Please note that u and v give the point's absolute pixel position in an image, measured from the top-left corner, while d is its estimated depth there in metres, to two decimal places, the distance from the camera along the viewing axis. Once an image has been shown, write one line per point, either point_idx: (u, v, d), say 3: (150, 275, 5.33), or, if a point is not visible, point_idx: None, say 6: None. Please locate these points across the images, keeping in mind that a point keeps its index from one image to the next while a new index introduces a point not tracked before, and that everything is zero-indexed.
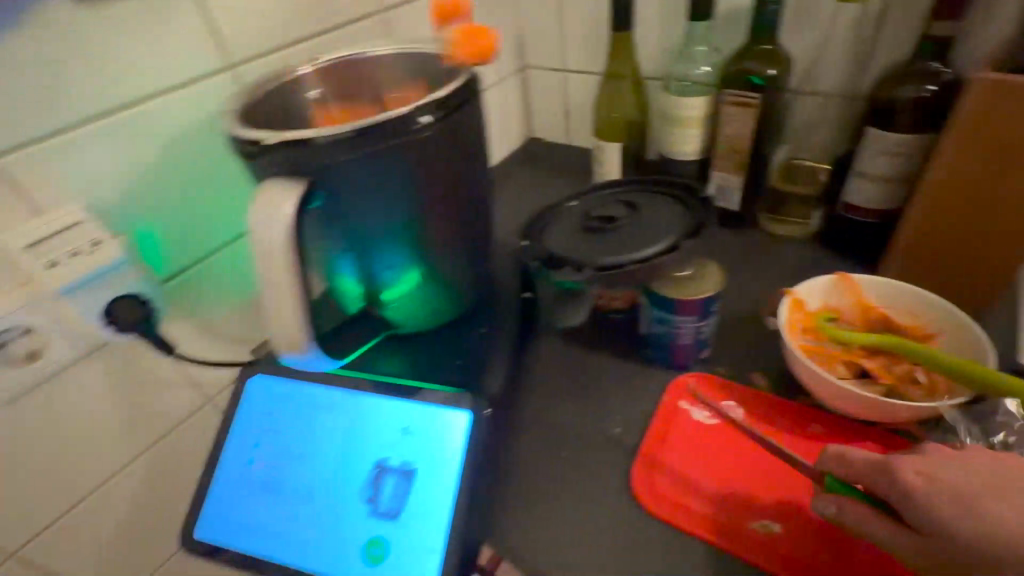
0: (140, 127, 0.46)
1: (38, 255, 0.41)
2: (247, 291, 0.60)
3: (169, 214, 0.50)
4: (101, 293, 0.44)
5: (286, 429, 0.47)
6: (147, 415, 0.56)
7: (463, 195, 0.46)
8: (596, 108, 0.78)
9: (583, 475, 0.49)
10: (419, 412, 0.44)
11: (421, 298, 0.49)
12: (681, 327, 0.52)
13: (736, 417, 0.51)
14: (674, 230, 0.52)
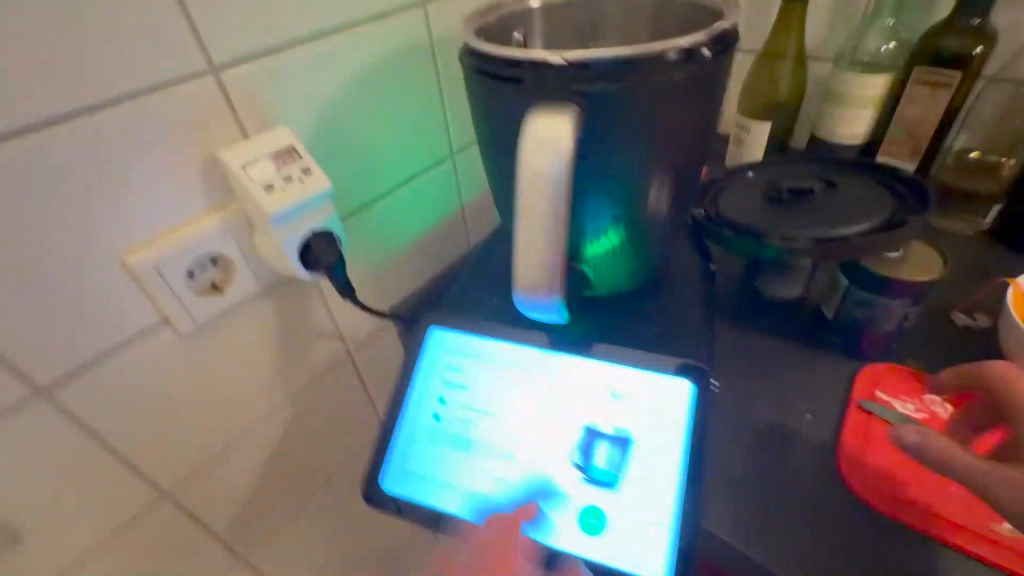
0: (338, 57, 0.45)
1: (256, 178, 0.39)
2: (402, 241, 0.58)
3: (350, 152, 0.49)
4: (301, 226, 0.42)
5: (469, 386, 0.44)
6: (296, 364, 0.53)
7: (705, 157, 0.42)
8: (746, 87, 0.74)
9: (780, 460, 0.45)
10: (629, 376, 0.41)
11: (612, 261, 0.46)
12: (886, 311, 0.48)
13: (944, 412, 0.47)
14: (883, 211, 0.48)
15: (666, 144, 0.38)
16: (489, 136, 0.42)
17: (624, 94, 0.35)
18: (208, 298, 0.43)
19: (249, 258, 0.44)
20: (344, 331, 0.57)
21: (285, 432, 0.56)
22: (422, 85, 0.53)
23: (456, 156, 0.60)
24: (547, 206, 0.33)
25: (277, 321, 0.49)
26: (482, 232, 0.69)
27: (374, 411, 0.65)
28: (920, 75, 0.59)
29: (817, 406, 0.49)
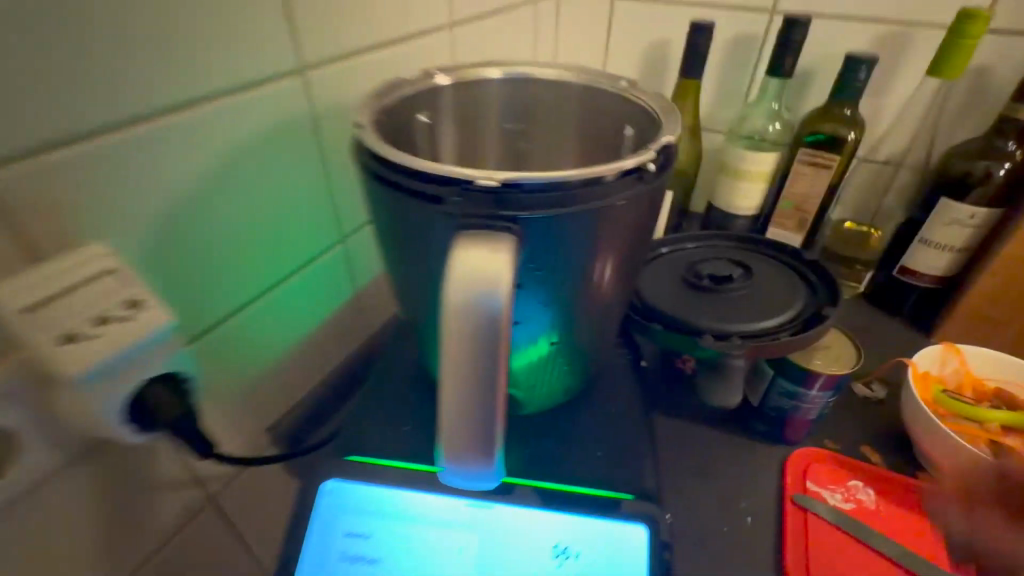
0: (184, 139, 0.33)
1: (49, 328, 0.26)
2: (287, 347, 0.46)
3: (211, 249, 0.37)
4: (128, 380, 0.30)
5: (383, 560, 0.34)
6: (135, 531, 0.40)
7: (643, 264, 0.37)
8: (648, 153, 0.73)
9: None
10: (576, 526, 0.35)
11: (546, 372, 0.40)
12: (810, 400, 0.47)
13: (870, 498, 0.47)
14: (801, 300, 0.48)
15: (606, 260, 0.33)
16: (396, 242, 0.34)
17: (568, 219, 0.28)
18: None
19: (51, 421, 0.30)
20: (206, 472, 0.44)
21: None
22: (305, 160, 0.42)
23: (352, 238, 0.50)
24: (480, 358, 0.26)
25: (101, 488, 0.36)
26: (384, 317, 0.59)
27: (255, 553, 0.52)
28: (806, 156, 0.62)
29: (754, 505, 0.46)
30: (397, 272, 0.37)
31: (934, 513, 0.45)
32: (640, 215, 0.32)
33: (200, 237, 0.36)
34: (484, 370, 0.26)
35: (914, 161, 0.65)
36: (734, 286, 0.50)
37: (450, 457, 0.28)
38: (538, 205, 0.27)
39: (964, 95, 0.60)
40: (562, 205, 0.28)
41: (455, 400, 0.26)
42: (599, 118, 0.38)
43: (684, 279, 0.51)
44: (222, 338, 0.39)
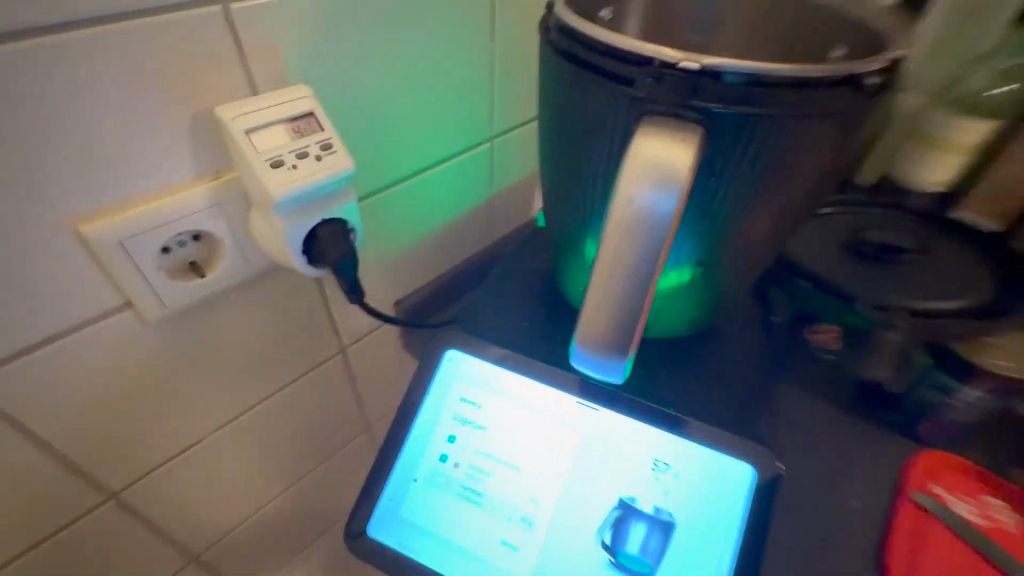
0: (381, 11, 0.36)
1: (260, 149, 0.30)
2: (427, 229, 0.51)
3: (377, 117, 0.40)
4: (309, 215, 0.34)
5: (490, 428, 0.37)
6: (281, 359, 0.46)
7: (823, 196, 0.34)
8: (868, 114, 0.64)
9: (830, 550, 0.40)
10: (677, 448, 0.35)
11: (676, 294, 0.38)
12: (965, 400, 0.42)
13: (1009, 523, 0.41)
14: (988, 286, 0.42)
15: (794, 177, 0.30)
16: (556, 132, 0.34)
17: (770, 119, 0.26)
18: (181, 282, 0.35)
19: (241, 240, 0.36)
20: (338, 325, 0.49)
21: (257, 432, 0.49)
22: (480, 53, 0.44)
23: (499, 139, 0.52)
24: (632, 252, 0.27)
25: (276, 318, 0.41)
26: (511, 226, 0.61)
27: (361, 412, 0.59)
28: None
29: (865, 495, 0.43)
30: (552, 170, 0.38)
31: None
32: (851, 105, 0.27)
33: (378, 112, 0.40)
34: (632, 264, 0.27)
35: None
36: (908, 258, 0.44)
37: (581, 343, 0.29)
38: (739, 100, 0.25)
39: None
40: (768, 103, 0.26)
41: (599, 289, 0.28)
42: (797, 36, 0.34)
43: (845, 239, 0.46)
44: (378, 205, 0.45)
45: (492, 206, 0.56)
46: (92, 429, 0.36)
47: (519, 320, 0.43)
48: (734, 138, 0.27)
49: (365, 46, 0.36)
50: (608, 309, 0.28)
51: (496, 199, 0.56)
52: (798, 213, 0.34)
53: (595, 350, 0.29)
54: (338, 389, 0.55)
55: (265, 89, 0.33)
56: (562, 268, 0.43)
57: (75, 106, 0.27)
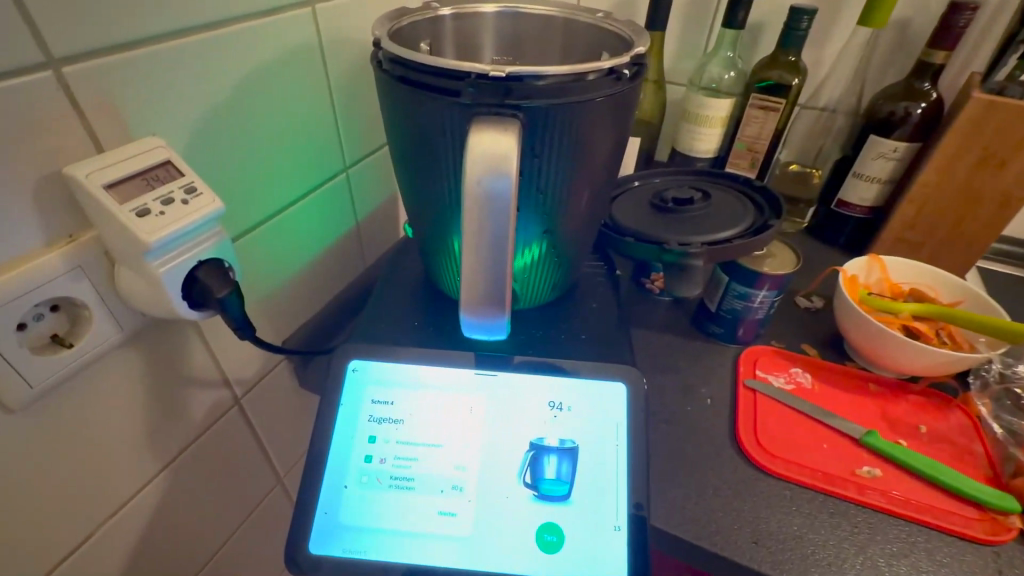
0: (212, 59, 0.38)
1: (124, 203, 0.31)
2: (304, 262, 0.53)
3: (233, 159, 0.42)
4: (183, 258, 0.34)
5: (406, 419, 0.41)
6: (174, 421, 0.44)
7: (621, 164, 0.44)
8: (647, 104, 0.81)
9: (698, 441, 0.50)
10: (567, 386, 0.42)
11: (538, 268, 0.46)
12: (759, 300, 0.55)
13: (806, 381, 0.56)
14: (748, 214, 0.57)
15: (593, 152, 0.39)
16: (404, 148, 0.40)
17: (563, 110, 0.34)
18: (46, 356, 0.33)
19: (108, 299, 0.35)
20: (230, 375, 0.49)
21: (159, 510, 0.46)
22: (317, 92, 0.48)
23: (353, 169, 0.56)
24: (490, 229, 0.32)
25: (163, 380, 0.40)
26: (381, 248, 0.65)
27: (269, 462, 0.58)
28: (755, 100, 0.70)
29: (713, 391, 0.55)
30: (407, 182, 0.43)
31: (855, 388, 0.55)
32: (614, 89, 0.36)
33: (232, 154, 0.42)
34: (494, 240, 0.33)
35: (850, 109, 0.74)
36: (694, 205, 0.57)
37: (468, 314, 0.35)
38: (538, 95, 0.33)
39: (888, 47, 0.69)
40: (558, 96, 0.34)
41: (471, 263, 0.33)
42: (574, 46, 0.44)
43: (651, 203, 0.59)
44: (251, 244, 0.46)
45: (360, 232, 0.60)
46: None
47: (408, 321, 0.48)
48: (543, 126, 0.35)
49: (208, 96, 0.39)
50: (483, 277, 0.34)
51: (362, 224, 0.60)
52: (606, 182, 0.44)
53: (480, 314, 0.35)
54: (240, 442, 0.53)
55: (112, 146, 0.33)
56: (437, 269, 0.48)
57: None
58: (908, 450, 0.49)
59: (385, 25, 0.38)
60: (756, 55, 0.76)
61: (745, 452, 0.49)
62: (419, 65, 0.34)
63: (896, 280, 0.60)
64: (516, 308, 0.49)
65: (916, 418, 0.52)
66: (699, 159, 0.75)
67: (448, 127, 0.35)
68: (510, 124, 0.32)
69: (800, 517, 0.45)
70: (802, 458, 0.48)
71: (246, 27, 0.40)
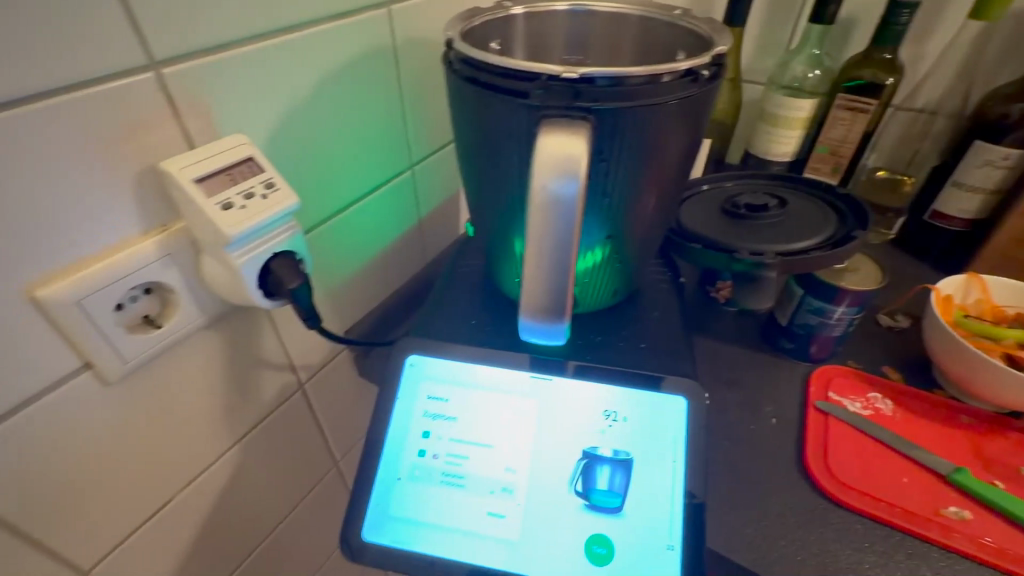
0: (295, 60, 0.40)
1: (211, 196, 0.33)
2: (368, 257, 0.54)
3: (309, 155, 0.44)
4: (261, 250, 0.36)
5: (459, 417, 0.41)
6: (245, 401, 0.47)
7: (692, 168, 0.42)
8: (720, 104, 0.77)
9: (761, 462, 0.47)
10: (624, 395, 0.40)
11: (599, 273, 0.45)
12: (836, 317, 0.52)
13: (886, 408, 0.52)
14: (829, 224, 0.53)
15: (663, 155, 0.38)
16: (471, 148, 0.40)
17: (635, 111, 0.33)
18: (140, 335, 0.36)
19: (193, 285, 0.38)
20: (297, 361, 0.51)
21: (230, 483, 0.49)
22: (388, 91, 0.50)
23: (419, 167, 0.57)
24: (554, 232, 0.32)
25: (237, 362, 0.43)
26: (442, 244, 0.66)
27: (328, 446, 0.61)
28: (842, 100, 0.65)
29: (780, 411, 0.52)
30: (472, 182, 0.43)
31: (944, 420, 0.50)
32: (689, 92, 0.34)
33: (308, 150, 0.44)
34: (556, 243, 0.32)
35: (952, 111, 0.67)
36: (769, 213, 0.54)
37: (528, 318, 0.35)
38: (609, 98, 0.32)
39: (1003, 42, 0.62)
40: (629, 98, 0.33)
41: (533, 267, 0.33)
42: (649, 44, 0.42)
43: (721, 208, 0.56)
44: (321, 239, 0.48)
45: (422, 228, 0.61)
46: (62, 503, 0.36)
47: (466, 320, 0.48)
48: (612, 129, 0.34)
49: (289, 94, 0.40)
50: (544, 281, 0.33)
51: (425, 221, 0.61)
52: (674, 187, 0.42)
53: (539, 319, 0.34)
54: (304, 426, 0.56)
55: (202, 142, 0.36)
56: (497, 270, 0.48)
57: (23, 181, 0.28)
58: (1004, 492, 0.44)
59: (457, 26, 0.38)
60: (845, 51, 0.70)
61: (813, 479, 0.46)
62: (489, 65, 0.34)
63: (999, 302, 0.54)
64: (574, 313, 0.48)
65: (1016, 458, 0.47)
66: (775, 163, 0.70)
67: (516, 129, 0.34)
68: (580, 126, 0.31)
69: (873, 555, 0.41)
70: (878, 491, 0.45)
71: (326, 30, 0.41)
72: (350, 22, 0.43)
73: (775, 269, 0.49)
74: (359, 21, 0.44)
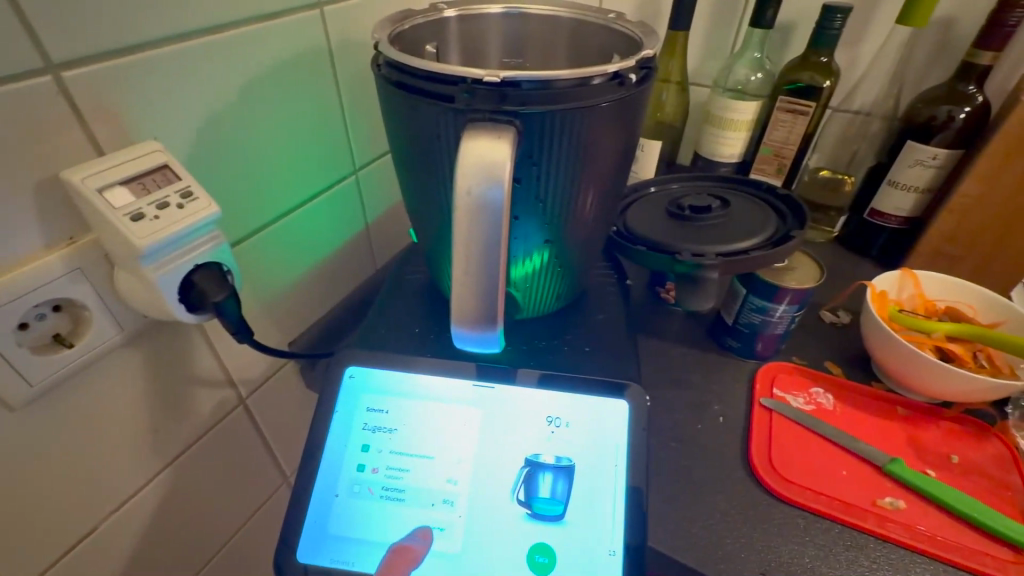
0: (217, 63, 0.38)
1: (119, 207, 0.32)
2: (310, 266, 0.53)
3: (237, 161, 0.42)
4: (179, 261, 0.34)
5: (399, 429, 0.40)
6: (177, 419, 0.45)
7: (629, 170, 0.42)
8: (669, 106, 0.78)
9: (707, 461, 0.48)
10: (567, 401, 0.40)
11: (541, 278, 0.45)
12: (778, 315, 0.53)
13: (828, 403, 0.53)
14: (769, 224, 0.54)
15: (596, 160, 0.37)
16: (405, 154, 0.39)
17: (562, 114, 0.33)
18: (45, 356, 0.34)
19: (108, 300, 0.36)
20: (235, 375, 0.49)
21: (163, 506, 0.47)
22: (325, 95, 0.48)
23: (362, 172, 0.56)
24: (481, 238, 0.31)
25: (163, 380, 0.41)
26: (391, 251, 0.64)
27: (275, 462, 0.58)
28: (783, 103, 0.67)
29: (726, 410, 0.52)
30: (409, 187, 0.42)
31: (881, 412, 0.52)
32: (617, 95, 0.34)
33: (236, 157, 0.42)
34: (485, 249, 0.31)
35: (887, 112, 0.70)
36: (712, 214, 0.55)
37: (461, 326, 0.34)
38: (535, 101, 0.32)
39: (930, 46, 0.65)
40: (555, 102, 0.32)
41: (463, 274, 0.32)
42: (585, 47, 0.42)
43: (667, 210, 0.57)
44: (256, 248, 0.46)
45: (369, 235, 0.60)
46: None
47: (409, 329, 0.47)
48: (541, 132, 0.33)
49: (212, 98, 0.39)
50: (474, 288, 0.32)
51: (372, 228, 0.60)
52: (612, 189, 0.42)
53: (471, 327, 0.34)
54: (246, 443, 0.54)
55: (112, 149, 0.34)
56: (441, 276, 0.48)
57: None
58: (935, 481, 0.45)
59: (387, 28, 0.37)
60: (786, 55, 0.72)
61: (757, 476, 0.46)
62: (415, 68, 0.33)
63: (931, 297, 0.56)
64: (520, 319, 0.48)
65: (948, 447, 0.49)
66: (722, 164, 0.72)
67: (444, 134, 0.34)
68: (505, 130, 0.31)
69: (813, 549, 0.42)
70: (819, 485, 0.46)
71: (251, 31, 0.40)
72: (278, 23, 0.42)
73: (716, 269, 0.49)
74: (288, 22, 0.42)
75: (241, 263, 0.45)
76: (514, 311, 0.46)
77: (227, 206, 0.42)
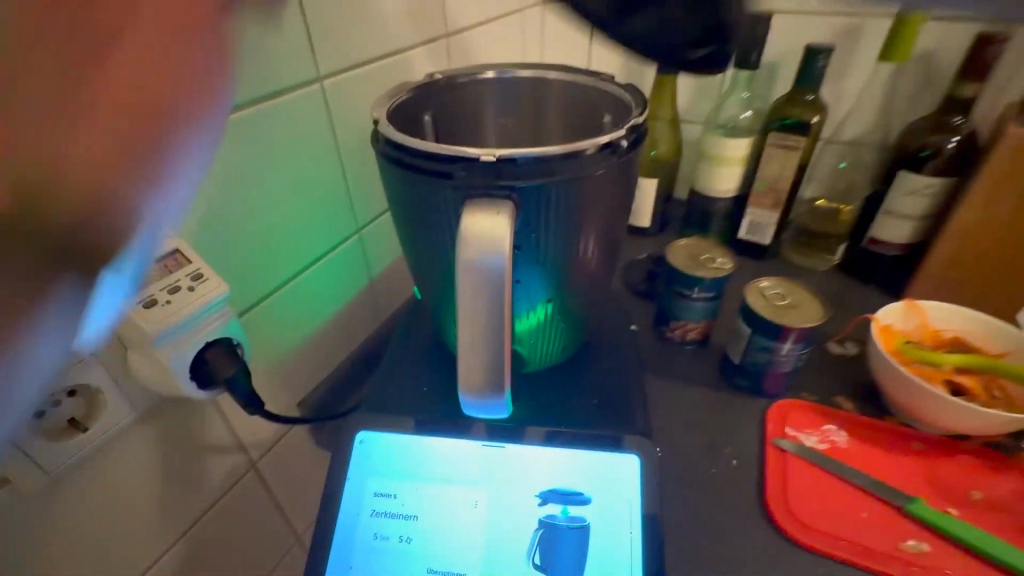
0: (223, 144, 0.40)
1: (134, 294, 0.33)
2: (317, 326, 0.54)
3: (243, 233, 0.43)
4: (191, 341, 0.35)
5: (410, 494, 0.40)
6: (191, 489, 0.45)
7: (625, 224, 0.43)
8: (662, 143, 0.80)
9: (722, 508, 0.47)
10: (573, 457, 0.40)
11: (545, 333, 0.45)
12: (784, 354, 0.53)
13: (842, 440, 0.52)
14: None
15: (592, 221, 0.39)
16: (406, 220, 0.40)
17: (556, 186, 0.34)
18: (63, 441, 0.34)
19: (123, 381, 0.37)
20: (245, 440, 0.49)
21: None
22: (327, 161, 0.50)
23: (366, 231, 0.57)
24: (485, 309, 0.32)
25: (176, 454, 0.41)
26: (396, 302, 0.65)
27: (288, 524, 0.58)
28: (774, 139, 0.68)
29: (739, 451, 0.52)
30: (412, 250, 0.43)
31: (897, 448, 0.51)
32: (609, 163, 0.35)
33: (243, 230, 0.43)
34: (489, 320, 0.32)
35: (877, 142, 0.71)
36: None
37: (468, 394, 0.34)
38: (531, 175, 0.33)
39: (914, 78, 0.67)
40: (549, 176, 0.33)
41: (469, 344, 0.33)
42: (577, 107, 0.44)
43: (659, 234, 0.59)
44: (263, 316, 0.47)
45: (374, 290, 0.61)
46: None
47: (418, 387, 0.48)
48: (537, 201, 0.34)
49: (219, 177, 0.40)
50: (481, 357, 0.33)
51: (377, 282, 0.61)
52: (610, 244, 0.43)
53: (479, 392, 0.34)
54: (258, 506, 0.53)
55: None
56: (447, 333, 0.48)
57: None
58: (957, 519, 0.45)
59: (385, 105, 0.39)
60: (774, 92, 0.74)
61: (776, 522, 0.46)
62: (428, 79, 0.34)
63: (938, 327, 0.56)
64: (527, 372, 0.48)
65: (968, 483, 0.48)
66: (717, 197, 0.73)
67: (444, 207, 0.35)
68: (503, 206, 0.32)
69: None
70: (839, 530, 0.45)
71: (255, 110, 0.41)
72: (280, 100, 0.43)
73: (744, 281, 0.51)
74: (290, 98, 0.44)
75: (250, 331, 0.46)
76: (520, 366, 0.46)
77: (236, 278, 0.44)
